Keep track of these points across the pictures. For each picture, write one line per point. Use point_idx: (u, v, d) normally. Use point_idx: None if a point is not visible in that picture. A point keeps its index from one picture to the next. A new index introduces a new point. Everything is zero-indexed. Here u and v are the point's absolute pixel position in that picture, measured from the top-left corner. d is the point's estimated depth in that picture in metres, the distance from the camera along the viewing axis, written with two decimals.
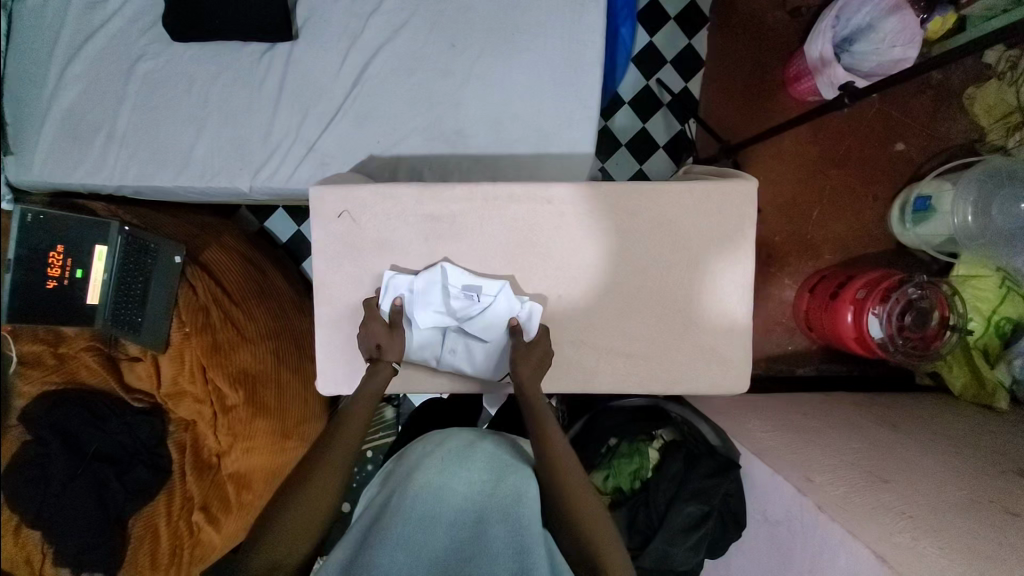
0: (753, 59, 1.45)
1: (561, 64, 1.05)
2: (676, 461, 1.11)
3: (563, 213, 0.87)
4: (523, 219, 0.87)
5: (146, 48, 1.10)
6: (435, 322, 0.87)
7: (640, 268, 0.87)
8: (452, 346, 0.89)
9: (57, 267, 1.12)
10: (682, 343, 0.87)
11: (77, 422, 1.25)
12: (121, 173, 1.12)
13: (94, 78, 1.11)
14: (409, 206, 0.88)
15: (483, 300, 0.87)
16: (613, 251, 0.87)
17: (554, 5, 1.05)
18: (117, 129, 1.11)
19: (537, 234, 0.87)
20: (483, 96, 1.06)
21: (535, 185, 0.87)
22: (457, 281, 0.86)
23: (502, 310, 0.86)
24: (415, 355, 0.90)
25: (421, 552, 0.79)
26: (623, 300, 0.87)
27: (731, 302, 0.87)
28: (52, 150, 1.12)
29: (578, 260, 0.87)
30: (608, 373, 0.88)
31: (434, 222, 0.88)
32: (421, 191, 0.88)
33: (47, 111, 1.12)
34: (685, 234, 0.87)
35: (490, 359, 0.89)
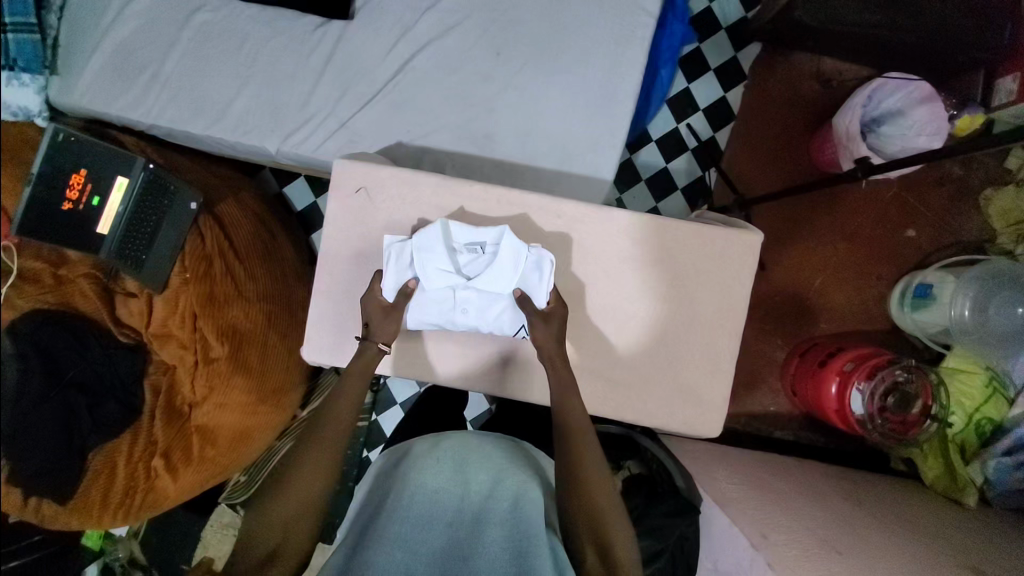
0: (782, 121, 1.49)
1: (599, 89, 1.08)
2: (637, 495, 1.12)
3: (571, 231, 0.88)
4: (531, 228, 0.89)
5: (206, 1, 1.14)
6: (446, 279, 0.86)
7: (635, 298, 0.88)
8: (467, 304, 0.86)
9: (75, 191, 1.14)
10: (662, 378, 0.88)
11: (62, 345, 1.26)
12: (158, 114, 1.14)
13: (153, 21, 1.15)
14: (425, 194, 0.89)
15: (489, 252, 0.87)
16: (611, 273, 0.88)
17: (603, 33, 1.08)
18: (163, 71, 1.14)
19: (542, 243, 0.89)
20: (517, 106, 1.09)
21: (549, 197, 0.88)
22: (460, 237, 0.87)
23: (511, 255, 0.84)
24: (427, 324, 0.88)
25: (419, 550, 0.82)
26: (613, 327, 0.88)
27: (720, 346, 0.88)
28: (97, 80, 1.16)
29: (574, 278, 0.88)
30: (586, 393, 0.88)
31: (446, 215, 0.90)
32: (440, 184, 0.89)
33: (99, 43, 1.16)
34: (683, 270, 0.88)
35: (502, 314, 0.87)
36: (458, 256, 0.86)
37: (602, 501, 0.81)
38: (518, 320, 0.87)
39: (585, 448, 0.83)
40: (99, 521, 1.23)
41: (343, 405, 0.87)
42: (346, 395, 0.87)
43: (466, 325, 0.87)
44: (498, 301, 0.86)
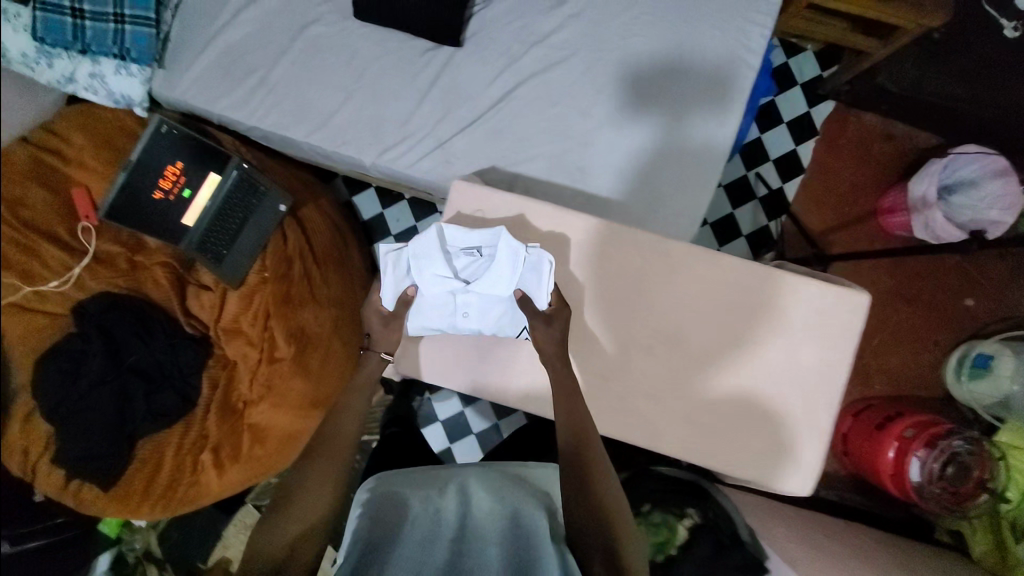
0: (853, 180, 1.53)
1: (697, 135, 1.11)
2: (704, 546, 1.05)
3: (676, 270, 0.88)
4: (636, 265, 0.89)
5: (320, 14, 1.18)
6: (446, 284, 0.89)
7: (736, 347, 0.87)
8: (467, 306, 0.90)
9: (168, 181, 1.17)
10: (758, 431, 0.85)
11: (127, 329, 1.25)
12: (260, 118, 1.18)
13: (265, 26, 1.19)
14: (534, 223, 0.91)
15: (486, 255, 0.91)
16: (714, 319, 0.87)
17: (705, 82, 1.11)
18: (270, 77, 1.18)
19: (649, 282, 0.88)
20: (615, 144, 1.11)
21: (654, 236, 0.89)
22: (456, 241, 0.90)
23: (505, 255, 0.86)
24: (430, 328, 0.92)
25: (421, 562, 0.82)
26: (712, 372, 0.87)
27: (822, 402, 0.85)
28: (203, 77, 1.19)
29: (676, 319, 0.88)
30: (677, 440, 0.86)
31: (555, 245, 0.90)
32: (552, 213, 0.90)
33: (210, 41, 1.19)
34: (785, 324, 0.86)
35: (502, 316, 0.90)
36: (455, 260, 0.91)
37: (615, 520, 0.79)
38: (518, 322, 0.90)
39: (600, 462, 0.81)
40: (137, 511, 1.19)
41: (344, 419, 0.94)
42: (349, 410, 0.94)
43: (468, 329, 0.91)
44: (499, 304, 0.90)
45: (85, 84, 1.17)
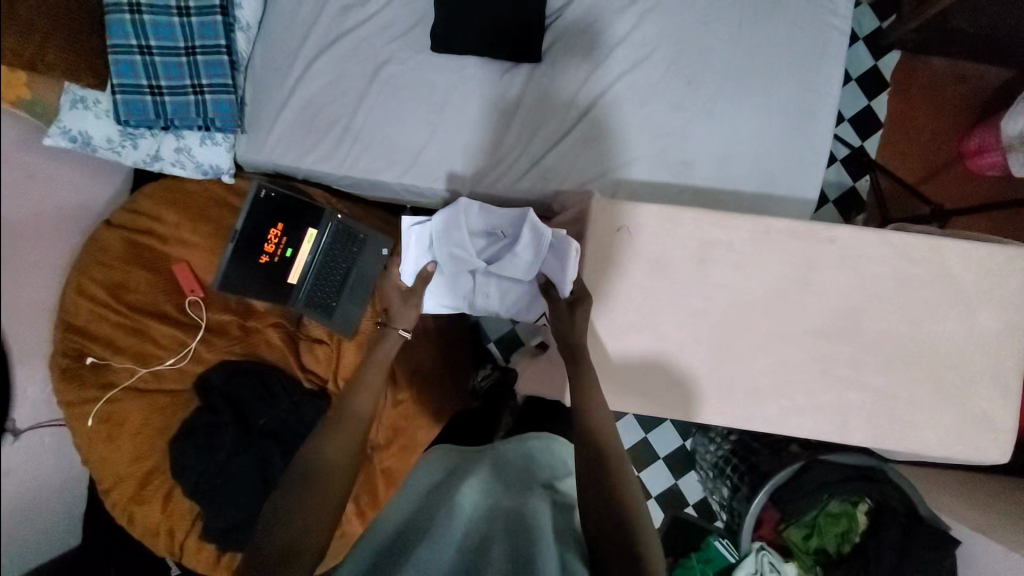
0: (931, 129, 1.53)
1: (795, 110, 1.11)
2: (892, 531, 1.00)
3: (848, 256, 0.83)
4: (804, 256, 0.83)
5: (393, 52, 1.17)
6: (466, 263, 0.97)
7: (920, 321, 0.84)
8: (485, 282, 1.01)
9: (272, 244, 1.19)
10: (943, 407, 0.84)
11: (250, 393, 1.23)
12: (351, 164, 1.18)
13: (340, 74, 1.19)
14: (689, 230, 0.84)
15: (506, 236, 0.99)
16: (887, 299, 0.83)
17: (794, 56, 1.11)
18: (354, 124, 1.18)
19: (814, 271, 0.83)
20: (716, 133, 1.11)
21: (820, 223, 0.83)
22: (478, 222, 0.99)
23: (527, 239, 0.94)
24: (451, 302, 1.04)
25: (441, 545, 0.88)
26: (892, 354, 0.84)
27: (1005, 367, 0.84)
28: (286, 135, 1.20)
29: (847, 304, 0.83)
30: (864, 429, 0.84)
31: (707, 247, 0.84)
32: (703, 217, 0.84)
33: (288, 99, 1.19)
34: (965, 288, 0.83)
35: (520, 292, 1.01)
36: (476, 240, 0.99)
37: (622, 466, 0.75)
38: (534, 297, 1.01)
39: (602, 417, 0.78)
40: None
41: (361, 404, 0.98)
42: (365, 396, 0.99)
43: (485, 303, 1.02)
44: (513, 281, 1.00)
45: (172, 159, 1.16)
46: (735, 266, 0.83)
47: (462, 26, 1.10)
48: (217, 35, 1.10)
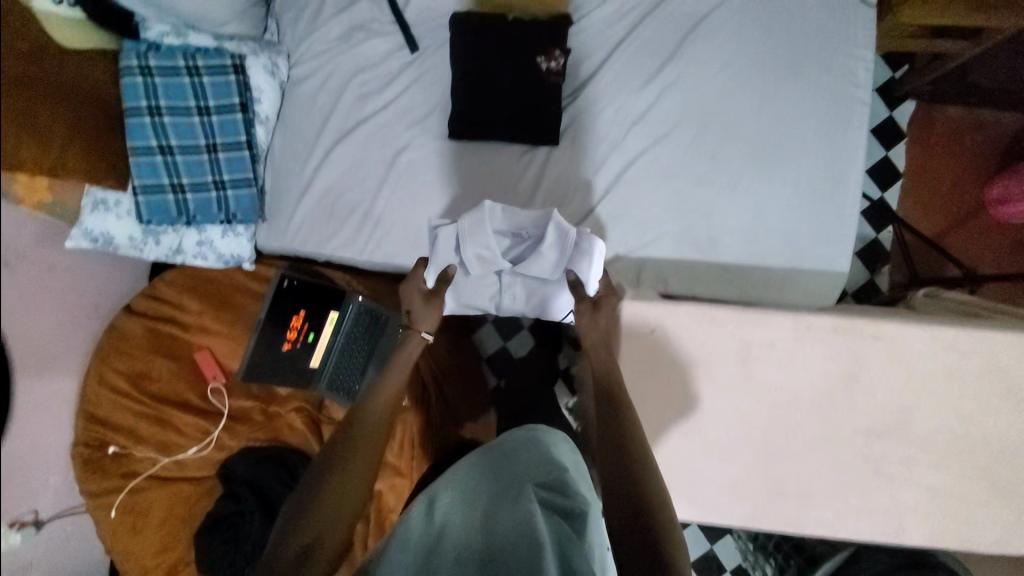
0: (950, 179, 1.51)
1: (819, 182, 1.10)
2: None
3: (894, 352, 0.81)
4: (849, 353, 0.81)
5: (413, 139, 1.19)
6: (492, 262, 0.98)
7: (972, 416, 0.81)
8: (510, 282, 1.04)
9: (294, 331, 1.18)
10: (1006, 506, 0.80)
11: (275, 482, 1.18)
12: (375, 249, 1.19)
13: (360, 160, 1.21)
14: (725, 329, 0.82)
15: (530, 237, 1.00)
16: (937, 394, 0.81)
17: (814, 128, 1.10)
18: (375, 209, 1.19)
19: (862, 369, 0.81)
20: (740, 208, 1.10)
21: (861, 319, 0.81)
22: (503, 223, 0.99)
23: (554, 239, 0.96)
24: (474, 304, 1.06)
25: None
26: (946, 450, 0.81)
27: None
28: (308, 221, 1.21)
29: (895, 400, 0.81)
30: (920, 529, 0.81)
31: (747, 345, 0.82)
32: (742, 316, 0.82)
33: (309, 187, 1.21)
34: (1018, 381, 0.81)
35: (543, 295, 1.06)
36: (501, 240, 1.00)
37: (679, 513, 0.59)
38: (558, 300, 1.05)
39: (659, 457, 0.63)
40: None
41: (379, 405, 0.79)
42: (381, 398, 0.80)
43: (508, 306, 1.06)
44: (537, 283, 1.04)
45: (194, 252, 1.17)
46: (778, 364, 0.82)
47: (479, 116, 1.12)
48: (237, 133, 1.13)
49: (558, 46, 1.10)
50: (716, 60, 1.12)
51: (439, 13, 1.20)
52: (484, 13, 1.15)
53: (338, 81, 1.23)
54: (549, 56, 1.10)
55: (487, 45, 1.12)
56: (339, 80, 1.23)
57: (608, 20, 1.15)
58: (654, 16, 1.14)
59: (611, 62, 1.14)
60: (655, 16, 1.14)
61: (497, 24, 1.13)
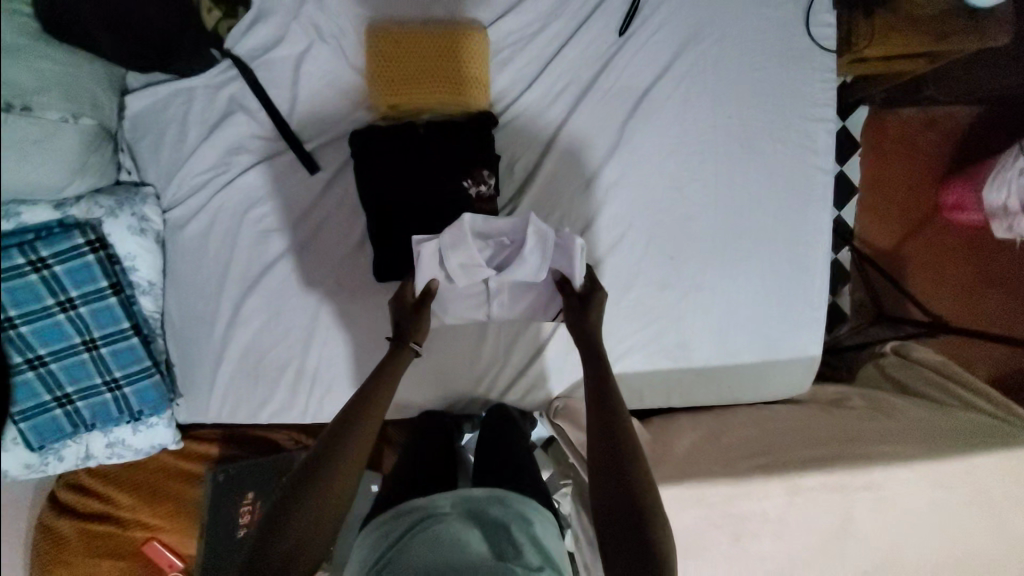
0: (905, 183, 1.44)
1: (786, 267, 1.03)
2: None
3: (883, 498, 0.80)
4: (839, 507, 0.80)
5: (337, 279, 1.03)
6: (475, 278, 0.83)
7: (958, 539, 0.81)
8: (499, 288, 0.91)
9: (248, 513, 1.06)
10: None
11: None
12: (320, 409, 1.06)
13: (277, 312, 1.03)
14: (712, 503, 0.80)
15: (513, 243, 0.84)
16: (928, 528, 0.81)
17: (776, 208, 1.02)
18: (309, 365, 1.04)
19: (855, 522, 0.80)
20: (707, 307, 1.03)
21: (849, 469, 0.80)
22: (482, 231, 0.83)
23: (538, 245, 0.81)
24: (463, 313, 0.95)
25: None
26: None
27: None
28: (232, 390, 1.05)
29: (888, 540, 0.81)
30: None
31: (730, 518, 0.80)
32: (728, 492, 0.80)
33: (222, 351, 1.03)
34: (995, 499, 0.81)
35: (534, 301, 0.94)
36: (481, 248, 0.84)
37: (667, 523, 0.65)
38: (553, 299, 0.93)
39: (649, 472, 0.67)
40: None
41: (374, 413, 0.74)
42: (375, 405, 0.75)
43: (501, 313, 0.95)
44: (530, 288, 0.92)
45: (106, 454, 1.01)
46: (774, 532, 0.80)
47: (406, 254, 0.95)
48: (117, 319, 0.94)
49: (482, 160, 0.94)
50: (664, 143, 1.00)
51: (338, 122, 1.01)
52: (389, 126, 0.95)
53: (227, 219, 1.01)
54: (473, 175, 0.93)
55: (398, 169, 0.93)
56: (228, 219, 1.01)
57: (538, 108, 1.01)
58: (588, 98, 1.00)
59: (548, 162, 1.00)
60: (589, 97, 1.00)
61: (405, 139, 0.94)
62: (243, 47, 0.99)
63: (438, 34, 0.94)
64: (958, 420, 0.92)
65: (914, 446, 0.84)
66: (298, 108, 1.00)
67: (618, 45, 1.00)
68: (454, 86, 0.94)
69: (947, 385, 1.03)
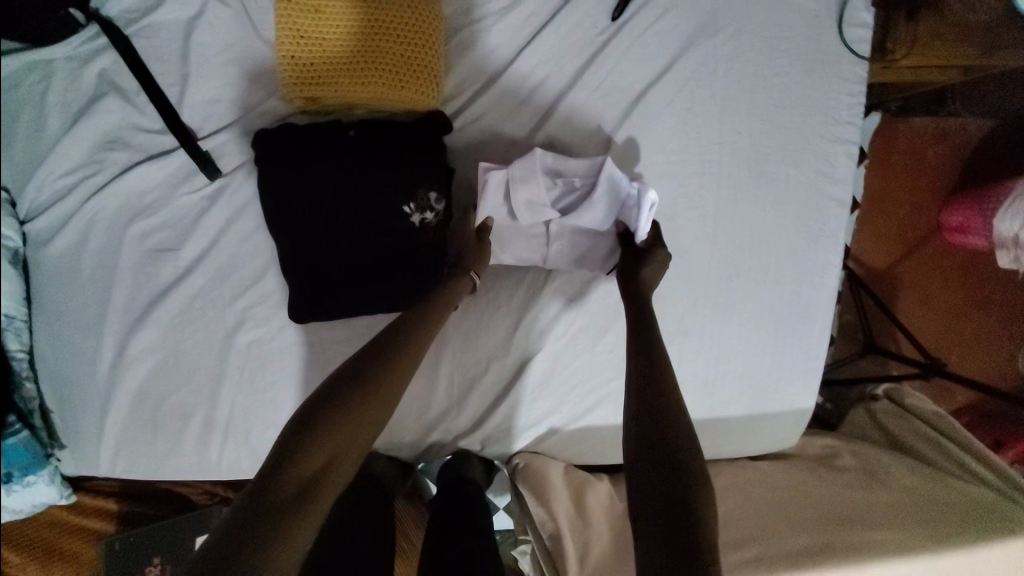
0: (911, 199, 1.24)
1: (785, 311, 0.90)
2: None
3: None
4: None
5: (247, 312, 0.83)
6: (539, 215, 0.79)
7: None
8: (558, 240, 0.82)
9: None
10: None
11: None
12: (233, 466, 0.88)
13: (175, 350, 0.83)
14: None
15: (582, 189, 0.80)
16: None
17: (778, 244, 0.88)
18: (218, 414, 0.85)
19: None
20: (695, 353, 0.89)
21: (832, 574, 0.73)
22: (555, 170, 0.79)
23: (611, 189, 0.78)
24: (516, 262, 0.84)
25: None
26: None
27: None
28: (124, 441, 0.86)
29: None
30: None
31: None
32: None
33: (108, 395, 0.83)
34: None
35: (585, 262, 0.83)
36: (551, 189, 0.79)
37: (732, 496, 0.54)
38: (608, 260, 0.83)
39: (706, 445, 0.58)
40: None
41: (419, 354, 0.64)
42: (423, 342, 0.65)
43: (554, 267, 0.83)
44: (587, 245, 0.83)
45: None
46: None
47: (333, 290, 0.75)
48: None
49: (429, 180, 0.74)
50: (656, 161, 0.83)
51: (246, 113, 0.78)
52: (312, 128, 0.74)
53: (105, 233, 0.79)
54: (417, 200, 0.74)
55: (321, 188, 0.73)
56: (107, 233, 0.79)
57: (505, 105, 0.80)
58: (570, 98, 0.80)
59: None
60: (570, 97, 0.80)
61: (331, 148, 0.73)
62: (117, 6, 0.75)
63: (371, 2, 0.71)
64: (953, 493, 0.82)
65: (900, 538, 0.77)
66: (193, 90, 0.77)
67: (608, 34, 0.80)
68: (390, 77, 0.72)
69: (932, 435, 0.94)
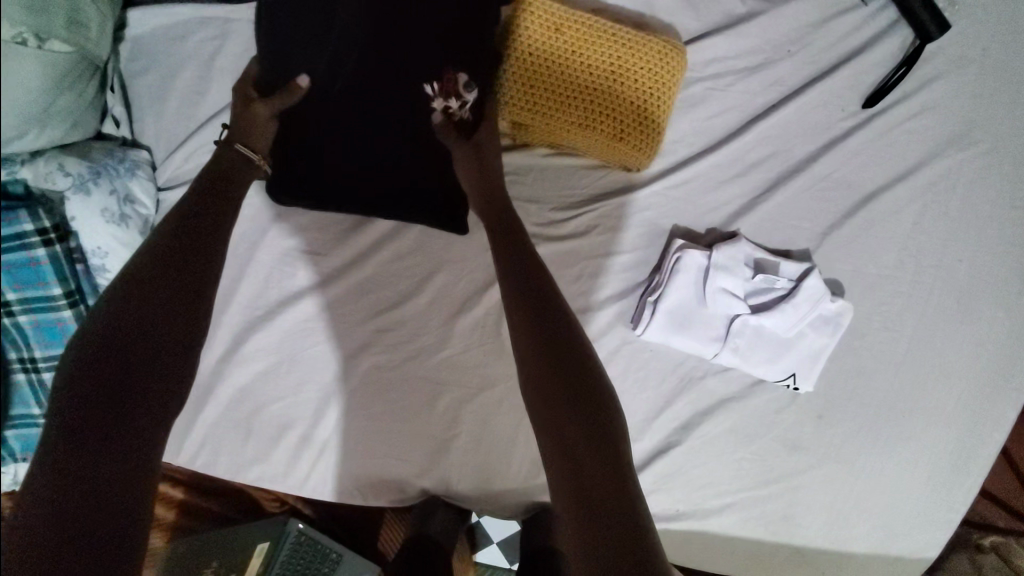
0: None
1: (950, 461, 0.80)
2: None
3: None
4: None
5: (380, 332, 0.77)
6: (727, 306, 0.71)
7: None
8: (740, 336, 0.71)
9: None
10: None
11: None
12: (318, 489, 0.79)
13: (290, 358, 0.76)
14: None
15: (780, 289, 0.71)
16: None
17: (964, 389, 0.78)
18: (317, 434, 0.77)
19: None
20: (840, 480, 0.80)
21: None
22: (754, 264, 0.71)
23: (813, 299, 0.70)
24: (685, 345, 0.72)
25: None
26: None
27: None
28: (209, 439, 0.78)
29: None
30: None
31: None
32: None
33: (208, 388, 0.76)
34: None
35: (762, 364, 0.72)
36: (746, 283, 0.71)
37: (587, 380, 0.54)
38: (786, 369, 0.73)
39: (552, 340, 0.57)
40: None
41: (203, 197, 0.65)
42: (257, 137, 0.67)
43: (725, 361, 0.72)
44: (771, 347, 0.72)
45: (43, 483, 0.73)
46: None
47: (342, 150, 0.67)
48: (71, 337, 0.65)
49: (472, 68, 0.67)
50: (862, 271, 0.73)
51: None
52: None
53: None
54: (443, 82, 0.67)
55: (340, 43, 0.66)
56: None
57: (713, 178, 0.72)
58: (788, 185, 0.71)
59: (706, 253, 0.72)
60: (789, 184, 0.71)
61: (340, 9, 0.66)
62: None
63: (613, 38, 0.67)
64: None
65: None
66: None
67: (855, 121, 0.71)
68: (612, 125, 0.68)
69: None
